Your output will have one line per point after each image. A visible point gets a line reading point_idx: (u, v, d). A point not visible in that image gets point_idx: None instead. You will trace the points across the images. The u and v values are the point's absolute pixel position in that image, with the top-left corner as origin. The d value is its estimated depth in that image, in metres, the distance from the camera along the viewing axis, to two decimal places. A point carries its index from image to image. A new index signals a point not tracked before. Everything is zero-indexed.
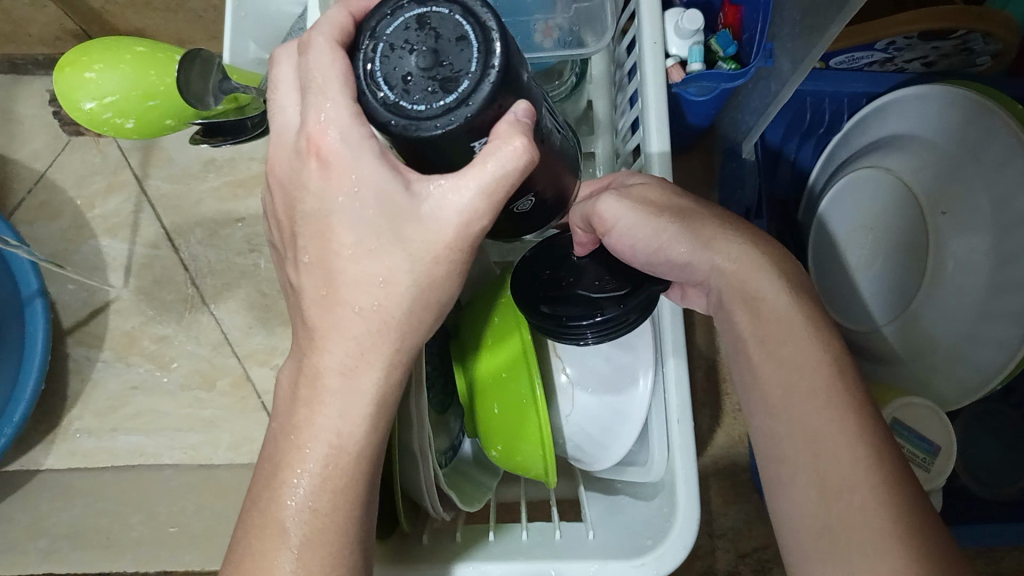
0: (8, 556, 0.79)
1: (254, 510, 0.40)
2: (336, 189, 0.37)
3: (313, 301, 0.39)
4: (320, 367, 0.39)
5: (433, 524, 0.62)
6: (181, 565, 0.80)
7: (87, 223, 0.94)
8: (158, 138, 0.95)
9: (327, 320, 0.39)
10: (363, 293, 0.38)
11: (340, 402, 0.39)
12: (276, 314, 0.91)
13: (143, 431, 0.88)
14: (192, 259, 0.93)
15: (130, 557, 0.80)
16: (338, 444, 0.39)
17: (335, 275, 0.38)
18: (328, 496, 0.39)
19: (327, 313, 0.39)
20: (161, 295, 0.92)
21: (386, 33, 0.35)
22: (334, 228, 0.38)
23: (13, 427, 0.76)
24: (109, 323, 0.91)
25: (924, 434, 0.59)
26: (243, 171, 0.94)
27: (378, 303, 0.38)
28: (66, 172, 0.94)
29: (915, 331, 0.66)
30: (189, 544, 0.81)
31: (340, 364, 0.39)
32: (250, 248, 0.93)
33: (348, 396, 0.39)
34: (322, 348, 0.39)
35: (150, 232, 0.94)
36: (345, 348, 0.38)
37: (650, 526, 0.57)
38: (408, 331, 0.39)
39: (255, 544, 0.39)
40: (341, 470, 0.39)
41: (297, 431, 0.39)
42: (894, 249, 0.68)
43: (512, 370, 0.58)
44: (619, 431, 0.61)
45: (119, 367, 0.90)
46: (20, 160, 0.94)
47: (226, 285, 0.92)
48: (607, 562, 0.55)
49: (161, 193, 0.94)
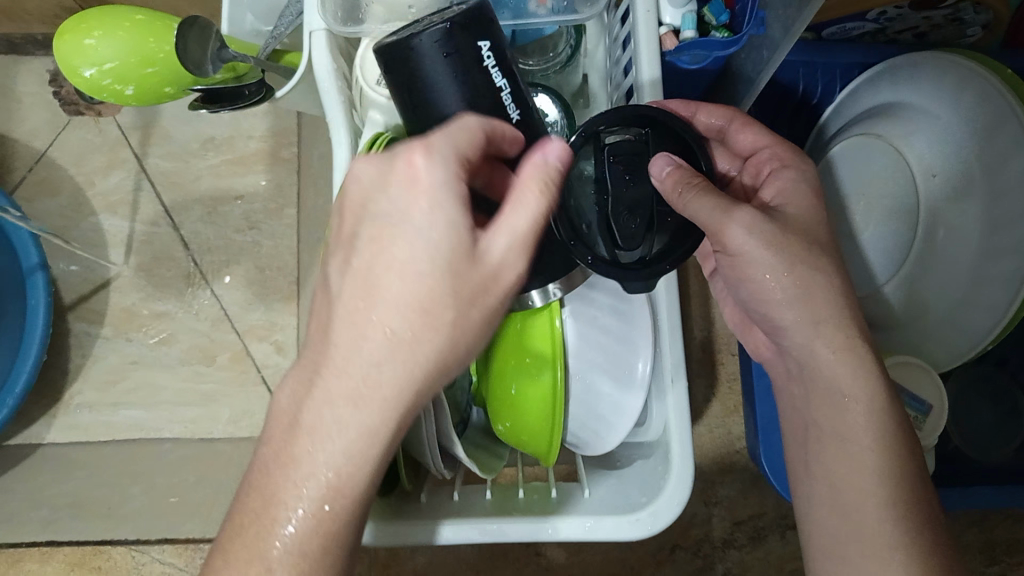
0: (9, 524, 0.83)
1: (259, 484, 0.40)
2: (405, 197, 0.39)
3: (352, 294, 0.40)
4: (346, 362, 0.39)
5: (431, 481, 0.64)
6: (180, 533, 0.83)
7: (87, 200, 0.94)
8: (157, 117, 0.96)
9: (352, 363, 0.39)
10: (383, 342, 0.39)
11: (355, 421, 0.39)
12: (275, 289, 0.92)
13: (144, 405, 0.89)
14: (192, 236, 0.94)
15: (128, 526, 0.84)
16: (350, 438, 0.39)
17: (376, 294, 0.39)
18: (337, 481, 0.39)
19: (358, 325, 0.39)
20: (161, 271, 0.93)
21: (397, 37, 0.47)
22: (381, 282, 0.39)
23: (14, 399, 0.77)
24: (109, 299, 0.92)
25: (918, 395, 0.60)
26: (241, 148, 0.95)
27: (405, 344, 0.39)
28: (65, 150, 0.95)
29: (909, 296, 0.67)
30: (189, 512, 0.83)
31: (368, 369, 0.39)
32: (249, 225, 0.94)
33: (369, 402, 0.39)
34: (351, 343, 0.39)
35: (149, 209, 0.94)
36: (369, 380, 0.39)
37: (646, 484, 0.59)
38: (433, 375, 0.40)
39: (251, 525, 0.39)
40: (344, 480, 0.39)
41: (309, 431, 0.39)
42: (888, 214, 0.69)
43: (536, 356, 0.60)
44: (615, 420, 0.61)
45: (120, 342, 0.91)
46: (20, 138, 0.95)
47: (225, 262, 0.93)
48: (602, 519, 0.57)
49: (161, 170, 0.95)
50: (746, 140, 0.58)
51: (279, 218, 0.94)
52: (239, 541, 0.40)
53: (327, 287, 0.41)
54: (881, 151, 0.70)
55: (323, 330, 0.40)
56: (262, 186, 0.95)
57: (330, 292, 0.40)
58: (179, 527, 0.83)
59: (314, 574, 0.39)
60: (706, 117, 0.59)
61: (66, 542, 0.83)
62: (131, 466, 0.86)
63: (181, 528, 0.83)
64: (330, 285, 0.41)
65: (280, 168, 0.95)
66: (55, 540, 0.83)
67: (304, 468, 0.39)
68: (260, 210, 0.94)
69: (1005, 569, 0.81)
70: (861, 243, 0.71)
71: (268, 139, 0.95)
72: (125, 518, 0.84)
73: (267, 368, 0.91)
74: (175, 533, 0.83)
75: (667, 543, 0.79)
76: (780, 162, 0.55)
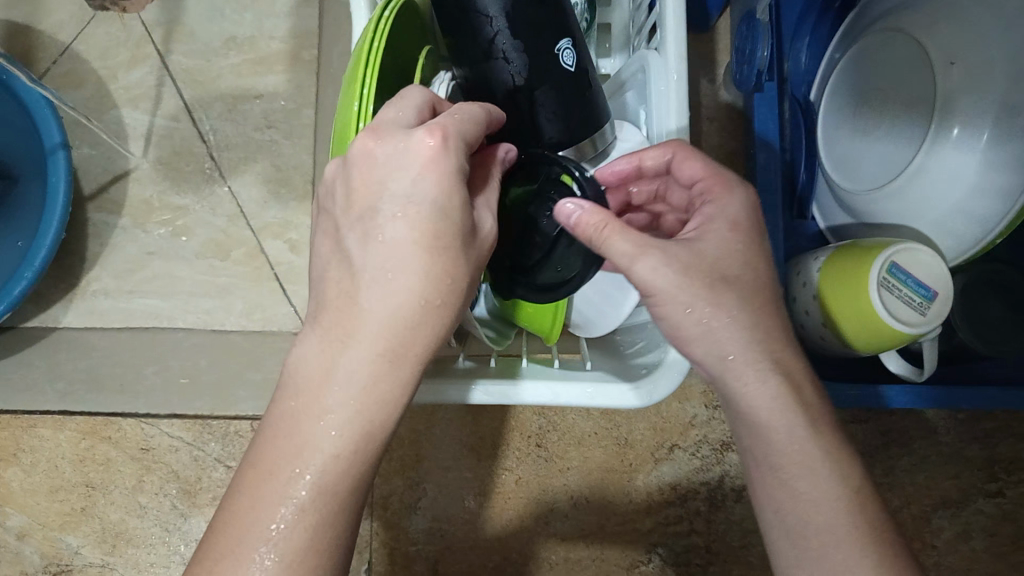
0: (28, 393, 0.87)
1: (274, 442, 0.44)
2: (424, 175, 0.44)
3: (370, 262, 0.44)
4: (364, 323, 0.44)
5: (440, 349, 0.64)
6: (191, 410, 0.86)
7: (110, 94, 0.96)
8: (181, 15, 0.97)
9: (365, 331, 0.44)
10: (396, 315, 0.44)
11: (369, 387, 0.44)
12: (291, 188, 0.93)
13: (158, 294, 0.90)
14: (211, 132, 0.95)
15: (141, 400, 0.86)
16: (367, 389, 0.44)
17: (388, 273, 0.44)
18: (353, 427, 0.44)
19: (380, 291, 0.44)
20: (180, 166, 0.94)
21: None
22: (392, 263, 0.44)
23: (34, 271, 0.79)
24: (129, 190, 0.93)
25: (922, 280, 0.60)
26: (263, 49, 0.97)
27: (410, 321, 0.44)
28: (90, 45, 0.96)
29: (912, 192, 0.67)
30: (200, 393, 0.87)
31: (376, 341, 0.44)
32: (267, 124, 0.95)
33: (375, 374, 0.44)
34: (367, 308, 0.44)
35: (171, 105, 0.96)
36: (384, 343, 0.44)
37: (649, 358, 0.59)
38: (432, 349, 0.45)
39: (263, 481, 0.43)
40: (353, 440, 0.44)
41: (321, 396, 0.44)
42: (900, 113, 0.68)
43: None
44: (622, 296, 0.62)
45: (137, 232, 0.92)
46: (47, 30, 0.96)
47: (243, 159, 0.94)
48: (603, 387, 0.58)
49: (183, 67, 0.96)
50: (688, 169, 0.55)
51: (297, 119, 0.95)
52: (257, 471, 0.44)
53: (350, 257, 0.45)
54: (903, 46, 0.67)
55: (344, 293, 0.45)
56: (281, 86, 0.96)
57: (350, 264, 0.45)
58: (188, 405, 0.86)
59: (318, 532, 0.43)
60: (651, 158, 0.57)
61: (81, 411, 0.86)
62: (143, 350, 0.89)
63: (194, 406, 0.86)
64: (351, 254, 0.45)
65: (301, 70, 0.96)
66: (71, 409, 0.86)
67: (324, 418, 0.44)
68: (278, 109, 0.95)
69: (1006, 488, 0.80)
70: (871, 144, 0.70)
71: (290, 41, 0.97)
72: (138, 389, 0.87)
73: (280, 265, 0.91)
74: (187, 409, 0.86)
75: (665, 441, 0.79)
76: (711, 198, 0.53)
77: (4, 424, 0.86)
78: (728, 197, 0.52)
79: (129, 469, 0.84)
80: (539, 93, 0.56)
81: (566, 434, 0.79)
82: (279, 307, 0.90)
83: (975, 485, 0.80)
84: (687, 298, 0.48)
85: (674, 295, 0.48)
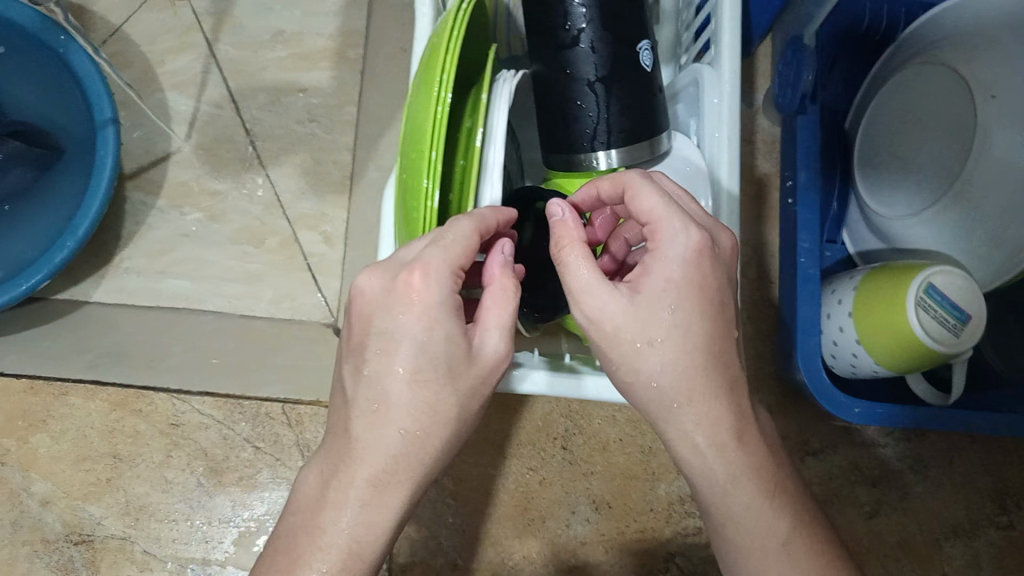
0: (58, 363, 0.87)
1: (278, 559, 0.50)
2: (409, 314, 0.48)
3: (362, 396, 0.49)
4: (362, 455, 0.49)
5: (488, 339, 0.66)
6: (218, 389, 0.87)
7: (156, 77, 0.97)
8: (231, 6, 1.00)
9: (359, 459, 0.49)
10: (387, 443, 0.49)
11: (371, 505, 0.49)
12: (329, 182, 0.95)
13: (189, 277, 0.91)
14: (253, 122, 0.97)
15: (171, 375, 0.87)
16: (359, 518, 0.49)
17: (383, 407, 0.49)
18: (354, 541, 0.49)
19: (374, 428, 0.49)
20: (220, 153, 0.96)
21: None
22: (388, 397, 0.49)
23: (76, 240, 0.80)
24: (167, 173, 0.95)
25: (957, 302, 0.62)
26: (310, 45, 0.99)
27: (400, 449, 0.49)
28: (139, 28, 0.98)
29: (950, 214, 0.70)
30: (229, 371, 0.88)
31: (369, 476, 0.49)
32: (309, 118, 0.98)
33: (374, 503, 0.49)
34: (364, 437, 0.49)
35: (215, 93, 0.97)
36: (381, 469, 0.49)
37: None
38: (425, 472, 0.50)
39: None
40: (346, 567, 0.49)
41: (316, 527, 0.49)
42: (941, 138, 0.71)
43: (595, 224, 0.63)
44: None
45: (172, 215, 0.93)
46: (97, 10, 0.98)
47: (284, 150, 0.97)
48: None
49: (229, 57, 0.98)
50: (643, 205, 0.52)
51: (339, 116, 0.98)
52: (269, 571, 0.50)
53: (346, 388, 0.51)
54: (943, 75, 0.70)
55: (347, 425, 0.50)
56: (326, 82, 0.99)
57: (348, 397, 0.50)
58: (212, 383, 0.87)
59: None
60: (607, 187, 0.55)
61: (111, 383, 0.86)
62: (175, 328, 0.90)
63: (222, 384, 0.87)
64: (347, 385, 0.51)
65: (345, 68, 0.99)
66: (101, 380, 0.87)
67: (325, 534, 0.49)
68: (321, 105, 0.98)
69: (1015, 520, 0.81)
70: (914, 169, 0.73)
71: (337, 39, 1.00)
72: (171, 367, 0.87)
73: (313, 257, 0.93)
74: (213, 388, 0.86)
75: None
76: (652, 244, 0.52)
77: (32, 391, 0.86)
78: (666, 257, 0.51)
79: (156, 443, 0.85)
80: (613, 88, 0.61)
81: (591, 439, 0.81)
82: (310, 298, 0.91)
83: (987, 515, 0.82)
84: (631, 344, 0.50)
85: (619, 340, 0.51)
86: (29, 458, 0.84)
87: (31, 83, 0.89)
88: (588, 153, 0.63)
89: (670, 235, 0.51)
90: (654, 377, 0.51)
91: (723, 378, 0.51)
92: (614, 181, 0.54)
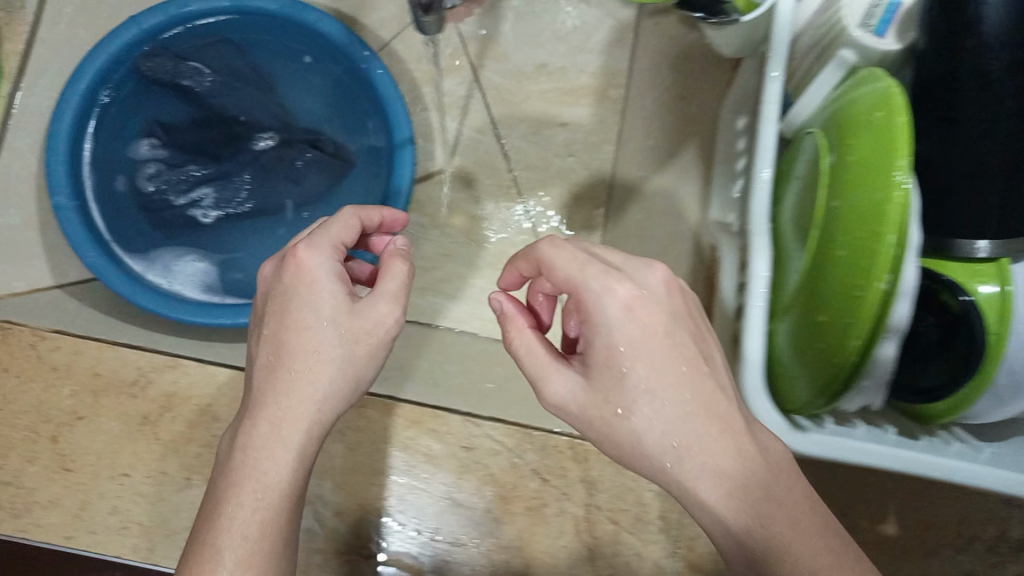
0: None
1: (209, 514, 0.53)
2: (309, 295, 0.57)
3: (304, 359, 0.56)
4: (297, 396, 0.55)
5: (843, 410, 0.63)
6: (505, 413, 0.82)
7: (423, 96, 1.04)
8: (500, 34, 1.06)
9: (284, 414, 0.55)
10: (303, 377, 0.55)
11: (273, 439, 0.54)
12: (585, 219, 1.02)
13: (448, 295, 0.99)
14: (514, 151, 1.03)
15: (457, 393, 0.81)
16: (278, 454, 0.54)
17: (287, 347, 0.56)
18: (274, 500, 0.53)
19: (309, 375, 0.55)
20: (482, 177, 1.03)
21: None
22: (297, 321, 0.56)
23: (374, 257, 0.83)
24: (431, 192, 1.02)
25: None
26: (572, 81, 1.05)
27: (322, 390, 0.56)
28: (409, 45, 1.05)
29: None
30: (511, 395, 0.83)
31: (274, 421, 0.54)
32: (567, 152, 1.04)
33: (277, 446, 0.54)
34: (291, 387, 0.55)
35: (478, 117, 1.04)
36: (278, 404, 0.55)
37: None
38: (330, 409, 0.57)
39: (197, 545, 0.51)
40: (260, 519, 0.52)
41: (250, 461, 0.53)
42: None
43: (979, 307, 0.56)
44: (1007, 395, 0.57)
45: (434, 233, 1.01)
46: (370, 25, 1.04)
47: (541, 180, 1.03)
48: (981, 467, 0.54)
49: (494, 84, 1.05)
50: (559, 277, 0.55)
51: (596, 152, 1.04)
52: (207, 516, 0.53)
53: (257, 361, 0.57)
54: None
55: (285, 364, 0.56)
56: (587, 118, 1.04)
57: (254, 359, 0.58)
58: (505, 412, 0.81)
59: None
60: (526, 265, 0.60)
61: None
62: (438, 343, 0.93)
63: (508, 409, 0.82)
64: (257, 347, 0.58)
65: (607, 107, 1.05)
66: None
67: (257, 474, 0.53)
68: (579, 141, 1.04)
69: None
70: None
71: (600, 77, 1.05)
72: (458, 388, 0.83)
73: None
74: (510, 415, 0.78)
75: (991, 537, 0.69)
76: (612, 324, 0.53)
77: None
78: (599, 324, 0.53)
79: None
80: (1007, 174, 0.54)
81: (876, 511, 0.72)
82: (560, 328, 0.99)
83: None
84: (604, 416, 0.53)
85: (590, 417, 0.54)
86: (331, 471, 0.75)
87: (326, 100, 0.97)
88: (957, 240, 0.56)
89: (601, 292, 0.53)
90: (643, 431, 0.52)
91: (722, 411, 0.51)
92: (530, 258, 0.58)
